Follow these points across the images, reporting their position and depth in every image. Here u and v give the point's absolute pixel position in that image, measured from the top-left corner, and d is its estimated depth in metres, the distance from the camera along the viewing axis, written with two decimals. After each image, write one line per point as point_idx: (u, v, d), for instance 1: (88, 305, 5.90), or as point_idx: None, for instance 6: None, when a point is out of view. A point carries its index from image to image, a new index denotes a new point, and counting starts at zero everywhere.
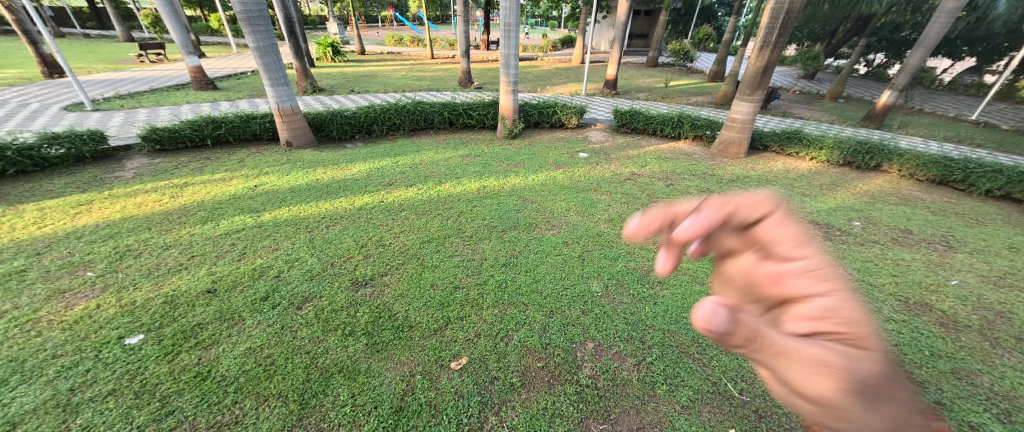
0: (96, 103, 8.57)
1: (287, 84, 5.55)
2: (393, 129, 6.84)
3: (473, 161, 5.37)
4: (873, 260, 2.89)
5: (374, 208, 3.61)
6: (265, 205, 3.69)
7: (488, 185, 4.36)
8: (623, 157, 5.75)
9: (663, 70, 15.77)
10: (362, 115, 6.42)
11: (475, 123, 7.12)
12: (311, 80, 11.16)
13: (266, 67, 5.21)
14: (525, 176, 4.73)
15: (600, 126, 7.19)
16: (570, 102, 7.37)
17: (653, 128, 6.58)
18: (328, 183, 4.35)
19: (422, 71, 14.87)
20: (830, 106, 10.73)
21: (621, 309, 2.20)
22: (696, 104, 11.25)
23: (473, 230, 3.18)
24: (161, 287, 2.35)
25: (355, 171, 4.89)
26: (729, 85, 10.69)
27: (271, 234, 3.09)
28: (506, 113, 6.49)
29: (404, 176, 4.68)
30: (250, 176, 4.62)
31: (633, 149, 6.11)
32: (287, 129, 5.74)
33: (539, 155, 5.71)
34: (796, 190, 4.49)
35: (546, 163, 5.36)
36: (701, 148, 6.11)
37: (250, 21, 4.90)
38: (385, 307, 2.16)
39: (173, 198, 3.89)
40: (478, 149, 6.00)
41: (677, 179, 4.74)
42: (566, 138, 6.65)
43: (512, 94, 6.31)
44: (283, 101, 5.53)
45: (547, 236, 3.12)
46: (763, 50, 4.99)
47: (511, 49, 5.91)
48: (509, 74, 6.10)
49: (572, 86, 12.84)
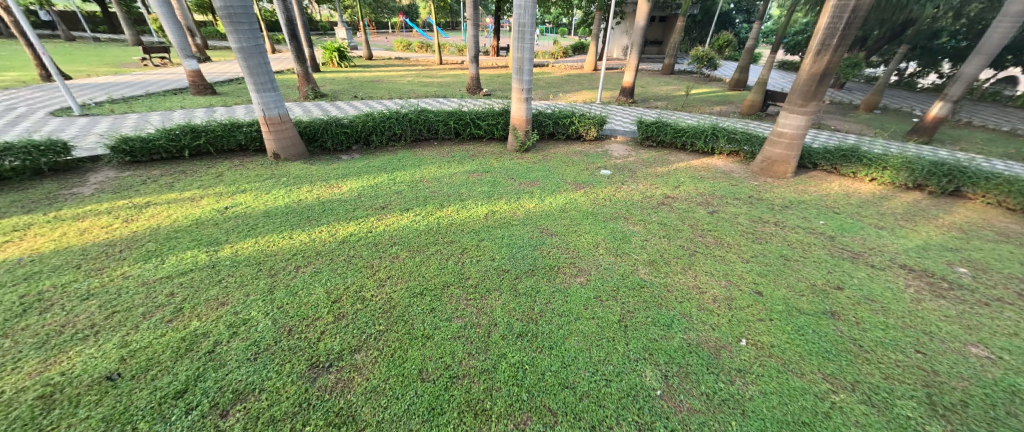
0: (86, 108, 8.17)
1: (274, 90, 4.97)
2: (394, 139, 6.25)
3: (481, 179, 4.72)
4: (1018, 333, 2.14)
5: (359, 242, 2.95)
6: (229, 235, 3.05)
7: (497, 210, 3.70)
8: (651, 175, 5.06)
9: (681, 78, 15.05)
10: (359, 124, 5.86)
11: (484, 134, 6.49)
12: (313, 85, 10.68)
13: (250, 70, 4.64)
14: (540, 199, 4.06)
15: (622, 138, 6.50)
16: (588, 112, 6.72)
17: (682, 141, 5.89)
18: (310, 205, 3.72)
19: (429, 76, 14.37)
20: (867, 118, 9.92)
21: (695, 424, 1.50)
22: (721, 114, 10.52)
23: (479, 277, 2.50)
24: (44, 371, 1.69)
25: (346, 189, 4.27)
26: (757, 94, 9.95)
27: (224, 277, 2.43)
28: (517, 124, 5.84)
29: (401, 196, 4.05)
30: (224, 195, 4.01)
31: (661, 167, 5.41)
32: (275, 139, 5.17)
33: (555, 172, 5.05)
34: (866, 222, 3.76)
35: (564, 181, 4.70)
36: (740, 166, 5.38)
37: (233, 19, 4.35)
38: (349, 415, 1.50)
39: (126, 223, 3.30)
40: (487, 163, 5.37)
41: (720, 205, 4.03)
42: (583, 152, 5.99)
43: (525, 103, 5.67)
44: (270, 108, 4.96)
45: (574, 287, 2.44)
46: (820, 55, 4.29)
47: (525, 53, 5.28)
48: (523, 80, 5.46)
49: (586, 93, 12.22)
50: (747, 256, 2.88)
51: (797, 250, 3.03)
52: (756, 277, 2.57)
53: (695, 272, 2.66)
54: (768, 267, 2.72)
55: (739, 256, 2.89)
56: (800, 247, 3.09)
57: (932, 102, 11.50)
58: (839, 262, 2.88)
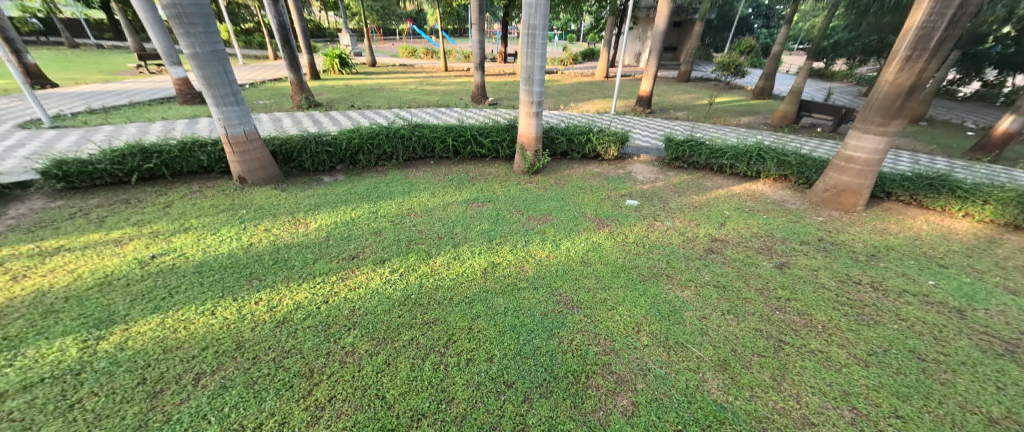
0: (59, 120, 7.56)
1: (239, 104, 4.22)
2: (384, 159, 5.52)
3: (481, 212, 3.88)
4: None
5: (306, 322, 2.12)
6: (131, 309, 2.22)
7: (498, 263, 2.85)
8: (687, 206, 4.19)
9: (699, 86, 14.16)
10: (344, 142, 5.15)
11: (486, 153, 5.68)
12: (307, 93, 10.02)
13: (206, 80, 3.89)
14: (554, 244, 3.20)
15: (646, 157, 5.64)
16: (606, 127, 5.89)
17: (719, 163, 5.01)
18: (260, 254, 2.90)
19: (433, 84, 13.69)
20: (914, 131, 8.90)
21: None
22: (748, 125, 9.60)
23: (469, 399, 1.66)
24: None
25: (313, 227, 3.45)
26: (790, 104, 9.05)
27: (79, 401, 1.60)
28: (526, 142, 4.99)
29: (378, 239, 3.22)
30: (162, 235, 3.23)
31: (698, 195, 4.52)
32: (240, 161, 4.40)
33: (571, 202, 4.20)
34: (991, 282, 2.83)
35: (583, 216, 3.86)
36: (793, 195, 4.47)
37: (183, 19, 3.63)
38: None
39: (12, 282, 2.51)
40: (490, 189, 4.55)
41: (785, 253, 3.14)
42: (602, 174, 5.14)
43: (535, 118, 4.84)
44: (232, 124, 4.19)
45: (615, 422, 1.57)
46: (911, 62, 3.40)
47: (536, 60, 4.47)
48: (533, 92, 4.63)
49: (599, 102, 11.39)
50: (863, 353, 1.97)
51: (929, 340, 2.11)
52: (896, 402, 1.68)
53: (795, 386, 1.76)
54: (904, 379, 1.81)
55: (851, 352, 1.98)
56: (930, 334, 2.17)
57: (982, 113, 10.43)
58: (1002, 365, 1.95)
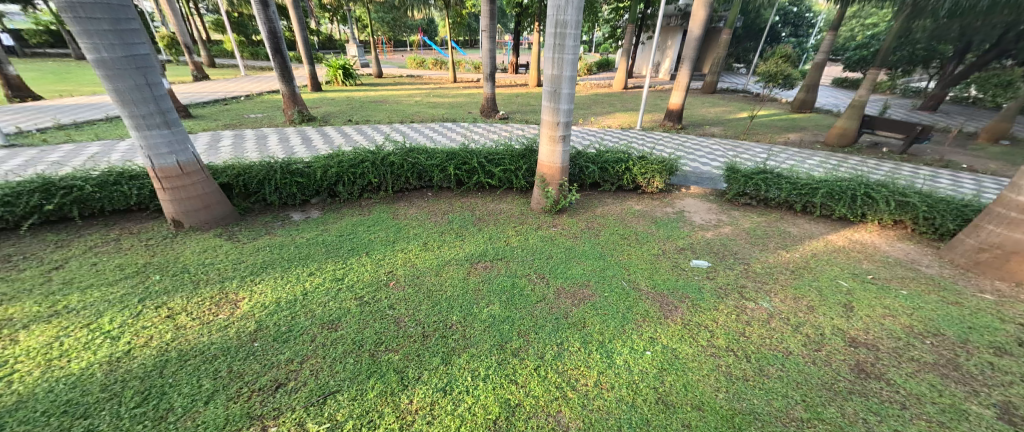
0: (17, 137, 6.74)
1: (171, 127, 3.19)
2: (370, 190, 4.44)
3: (488, 281, 2.75)
4: None
5: None
6: None
7: (518, 407, 1.68)
8: (780, 268, 2.98)
9: (728, 98, 12.99)
10: (318, 171, 4.12)
11: (498, 184, 4.55)
12: (301, 106, 9.13)
13: (119, 96, 2.87)
14: (603, 354, 2.03)
15: (698, 190, 4.48)
16: (647, 151, 4.74)
17: (803, 202, 3.79)
18: (126, 378, 1.78)
19: (440, 96, 12.80)
20: (1005, 150, 7.49)
21: None
22: (797, 143, 8.35)
23: None
24: None
25: (239, 312, 2.33)
26: (850, 121, 7.82)
27: None
28: (548, 174, 3.85)
29: (331, 340, 2.08)
30: (10, 327, 2.15)
31: (786, 249, 3.31)
32: (173, 200, 3.35)
33: (614, 263, 3.04)
34: None
35: (636, 290, 2.67)
36: (922, 253, 3.23)
37: (79, 13, 2.61)
38: None
39: None
40: (501, 239, 3.44)
41: (989, 380, 1.91)
42: (646, 214, 3.99)
43: (560, 144, 3.70)
44: (161, 154, 3.16)
45: None
46: None
47: (565, 67, 3.35)
48: (560, 110, 3.51)
49: (621, 116, 10.31)
50: None
51: None
52: None
53: None
54: None
55: None
56: None
57: None
58: None
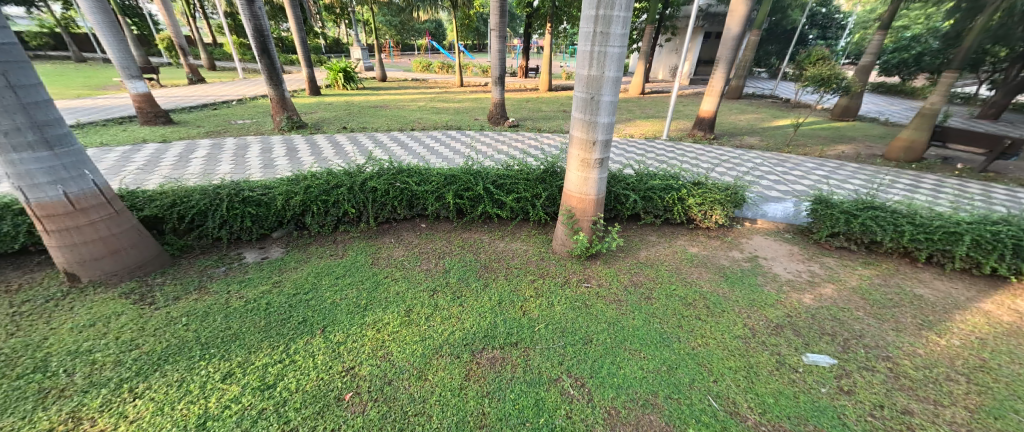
0: None
1: (53, 147, 2.26)
2: (348, 221, 3.50)
3: (498, 396, 1.75)
4: None
5: None
6: None
7: None
8: (945, 370, 1.94)
9: (758, 105, 11.89)
10: (278, 199, 3.19)
11: (510, 215, 3.57)
12: (291, 112, 8.25)
13: None
14: None
15: (770, 227, 3.47)
16: (698, 174, 3.72)
17: (930, 251, 2.75)
18: None
19: (445, 101, 11.91)
20: None
21: None
22: (853, 156, 7.22)
23: None
24: None
25: None
26: (916, 132, 6.70)
27: None
28: (577, 208, 2.86)
29: None
30: None
31: (933, 327, 2.26)
32: (63, 247, 2.44)
33: (685, 354, 2.03)
34: None
35: (737, 419, 1.65)
36: None
37: None
38: None
39: None
40: (516, 303, 2.46)
41: None
42: (709, 262, 2.98)
43: (596, 169, 2.70)
44: (38, 186, 2.25)
45: None
46: None
47: (608, 62, 2.35)
48: (597, 125, 2.52)
49: (644, 124, 9.29)
50: None
51: None
52: None
53: None
54: None
55: None
56: None
57: None
58: None
